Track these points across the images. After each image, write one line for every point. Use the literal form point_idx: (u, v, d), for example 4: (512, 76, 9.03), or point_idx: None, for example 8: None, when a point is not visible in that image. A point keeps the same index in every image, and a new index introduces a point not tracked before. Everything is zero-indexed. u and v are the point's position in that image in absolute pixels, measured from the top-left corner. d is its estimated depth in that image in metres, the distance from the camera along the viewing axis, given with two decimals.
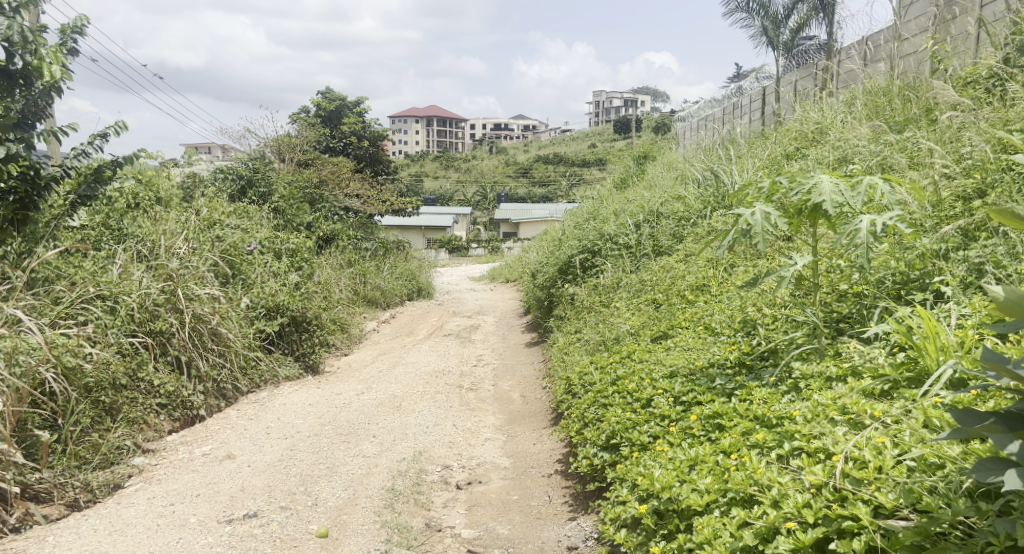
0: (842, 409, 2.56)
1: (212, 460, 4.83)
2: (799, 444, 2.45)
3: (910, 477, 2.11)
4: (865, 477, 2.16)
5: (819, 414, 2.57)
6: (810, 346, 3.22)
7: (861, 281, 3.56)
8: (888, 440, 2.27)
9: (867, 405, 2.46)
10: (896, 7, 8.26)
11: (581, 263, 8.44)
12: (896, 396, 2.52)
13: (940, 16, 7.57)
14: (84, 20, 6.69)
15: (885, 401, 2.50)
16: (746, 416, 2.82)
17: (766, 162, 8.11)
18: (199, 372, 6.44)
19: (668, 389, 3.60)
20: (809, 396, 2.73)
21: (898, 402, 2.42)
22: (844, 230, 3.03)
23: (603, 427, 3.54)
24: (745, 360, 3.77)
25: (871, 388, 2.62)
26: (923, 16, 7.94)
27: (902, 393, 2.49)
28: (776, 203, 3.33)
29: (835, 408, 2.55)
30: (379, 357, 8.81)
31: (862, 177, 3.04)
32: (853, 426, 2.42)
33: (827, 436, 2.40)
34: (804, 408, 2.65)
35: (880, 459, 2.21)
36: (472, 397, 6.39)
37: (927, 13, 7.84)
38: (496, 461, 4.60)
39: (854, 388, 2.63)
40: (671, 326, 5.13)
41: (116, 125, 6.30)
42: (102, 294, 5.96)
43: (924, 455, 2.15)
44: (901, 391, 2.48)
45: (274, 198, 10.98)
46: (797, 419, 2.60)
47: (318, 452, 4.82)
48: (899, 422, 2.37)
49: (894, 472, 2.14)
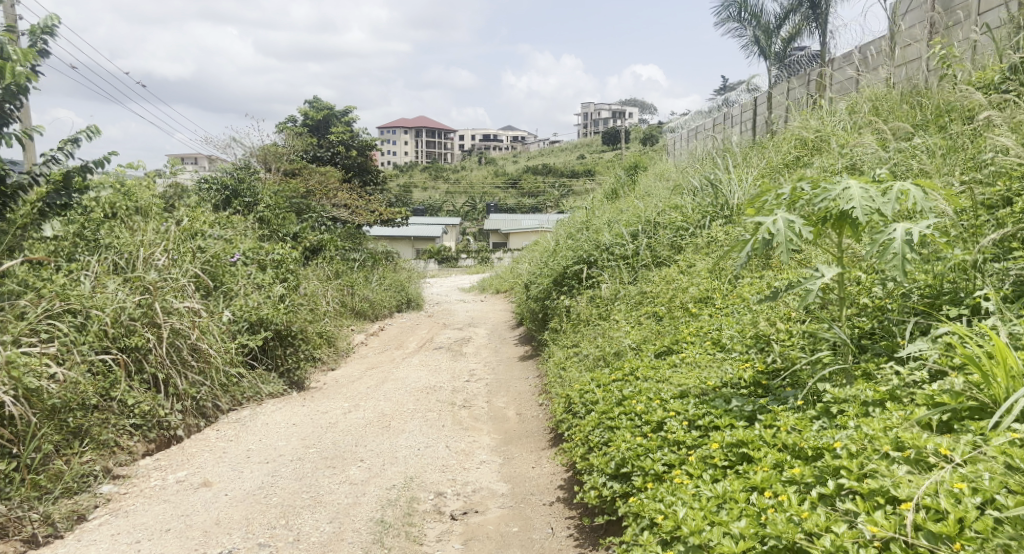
0: (895, 443, 2.30)
1: (186, 488, 4.51)
2: (850, 484, 2.20)
3: (1002, 533, 1.84)
4: (946, 532, 1.91)
5: (867, 447, 2.31)
6: (838, 366, 2.97)
7: (885, 294, 3.32)
8: (965, 485, 2.01)
9: (930, 440, 2.20)
10: (893, 15, 8.13)
11: (576, 274, 8.17)
12: (960, 430, 2.27)
13: (938, 24, 7.43)
14: (55, 20, 6.46)
15: (948, 435, 2.25)
16: (777, 447, 2.56)
17: (766, 171, 7.91)
18: (177, 390, 6.11)
19: (681, 411, 3.34)
20: (849, 425, 2.48)
21: (963, 437, 2.17)
22: (875, 240, 2.76)
23: (611, 453, 3.26)
24: (761, 380, 3.52)
25: (926, 419, 2.36)
26: (921, 24, 7.80)
27: (967, 427, 2.24)
28: (797, 210, 3.07)
29: (888, 441, 2.29)
30: (367, 372, 8.48)
31: (893, 182, 2.79)
32: (910, 465, 2.17)
33: (881, 477, 2.15)
34: (846, 439, 2.39)
35: (959, 509, 1.95)
36: (465, 415, 6.09)
37: (924, 21, 7.70)
38: (493, 488, 4.31)
39: (907, 418, 2.37)
40: (676, 341, 4.89)
41: (88, 129, 6.03)
42: (71, 309, 5.64)
43: (1016, 507, 1.89)
44: (968, 425, 2.23)
45: (260, 208, 10.67)
46: (839, 452, 2.35)
47: (302, 479, 4.50)
48: (971, 462, 2.12)
49: (979, 526, 1.89)
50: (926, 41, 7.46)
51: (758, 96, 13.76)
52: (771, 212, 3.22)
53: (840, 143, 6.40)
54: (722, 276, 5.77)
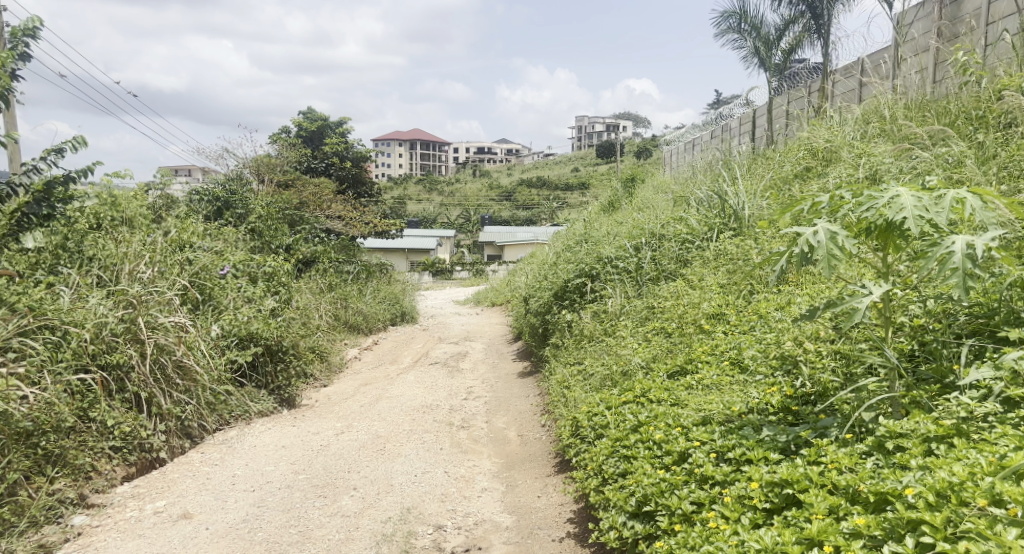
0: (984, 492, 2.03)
1: (165, 521, 4.18)
2: (934, 544, 1.93)
3: None
4: None
5: (949, 496, 2.05)
6: (884, 394, 2.72)
7: (928, 314, 3.09)
8: None
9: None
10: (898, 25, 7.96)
11: (577, 288, 7.88)
12: None
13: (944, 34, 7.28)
14: (38, 22, 6.17)
15: None
16: (832, 492, 2.30)
17: (774, 182, 7.66)
18: (161, 409, 5.76)
19: (708, 441, 3.07)
20: (915, 467, 2.23)
21: None
22: (929, 253, 2.50)
23: (630, 488, 2.97)
24: (791, 406, 3.27)
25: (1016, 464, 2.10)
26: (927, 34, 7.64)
27: None
28: (838, 221, 2.81)
29: (977, 490, 2.03)
30: (361, 389, 8.15)
31: (947, 189, 2.53)
32: (1006, 520, 1.90)
33: (973, 536, 1.88)
34: (917, 485, 2.14)
35: None
36: (464, 437, 5.77)
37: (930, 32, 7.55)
38: (497, 520, 4.00)
39: (991, 462, 2.12)
40: (690, 361, 4.62)
41: (74, 140, 5.71)
42: (48, 325, 5.35)
43: None
44: None
45: (252, 219, 10.37)
46: (912, 501, 2.09)
47: (291, 511, 4.18)
48: None
49: None
50: (934, 51, 7.29)
51: (757, 109, 13.59)
52: (806, 223, 2.98)
53: (857, 153, 6.16)
54: (735, 292, 5.51)
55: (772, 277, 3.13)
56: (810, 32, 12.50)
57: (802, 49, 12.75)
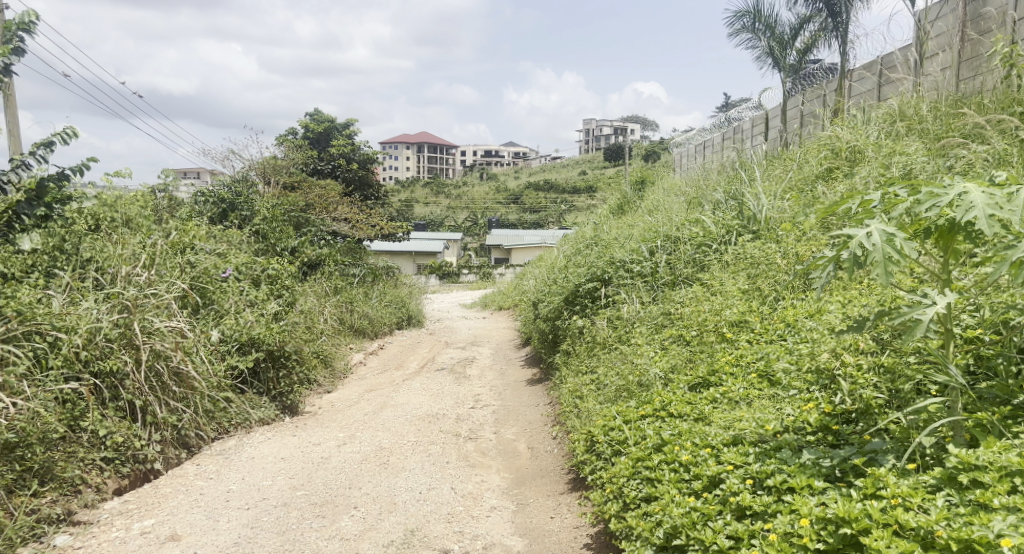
0: None
1: (151, 543, 3.93)
2: None
3: None
4: None
5: None
6: (945, 416, 2.47)
7: (983, 324, 2.86)
8: None
9: None
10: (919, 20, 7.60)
11: (589, 293, 7.59)
12: None
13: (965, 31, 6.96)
14: (33, 15, 5.93)
15: None
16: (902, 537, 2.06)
17: (794, 184, 7.37)
18: (156, 418, 5.51)
19: (742, 464, 2.81)
20: (1001, 510, 2.00)
21: None
22: (1003, 257, 2.22)
23: (657, 518, 2.75)
24: (831, 424, 3.00)
25: None
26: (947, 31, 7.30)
27: None
28: (895, 221, 2.53)
29: None
30: (365, 396, 7.88)
31: (1021, 186, 2.26)
32: None
33: None
34: (1010, 533, 1.91)
35: None
36: (472, 448, 5.49)
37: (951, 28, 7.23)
38: (508, 544, 3.75)
39: None
40: (713, 373, 4.33)
41: (64, 132, 5.52)
42: (40, 330, 5.13)
43: None
44: None
45: (257, 221, 10.12)
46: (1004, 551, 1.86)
47: (287, 532, 3.93)
48: None
49: None
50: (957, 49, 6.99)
51: (770, 110, 13.30)
52: (854, 223, 2.70)
53: (885, 153, 5.88)
54: (757, 299, 5.22)
55: (817, 284, 2.85)
56: (826, 30, 12.20)
57: (817, 49, 12.45)
